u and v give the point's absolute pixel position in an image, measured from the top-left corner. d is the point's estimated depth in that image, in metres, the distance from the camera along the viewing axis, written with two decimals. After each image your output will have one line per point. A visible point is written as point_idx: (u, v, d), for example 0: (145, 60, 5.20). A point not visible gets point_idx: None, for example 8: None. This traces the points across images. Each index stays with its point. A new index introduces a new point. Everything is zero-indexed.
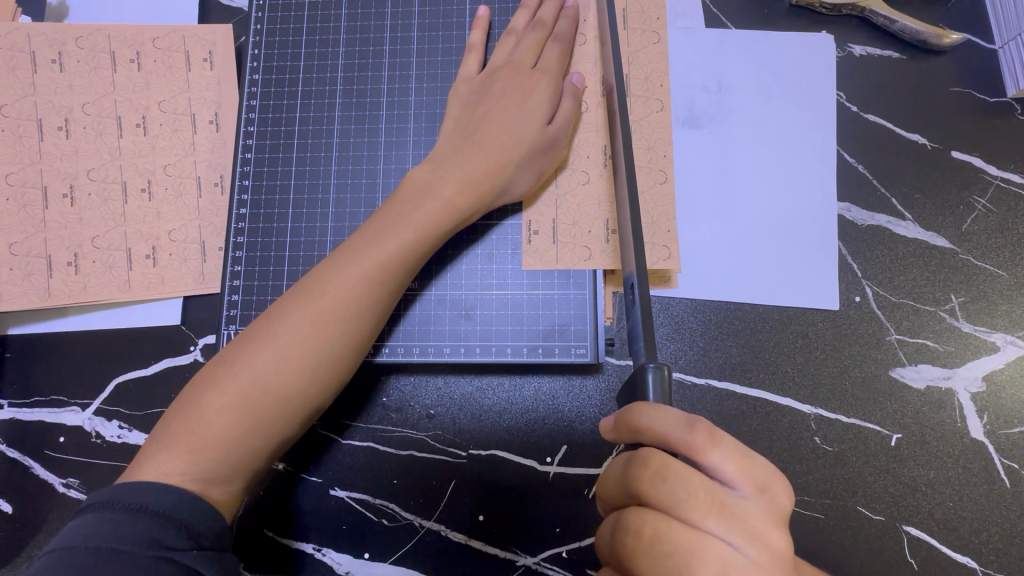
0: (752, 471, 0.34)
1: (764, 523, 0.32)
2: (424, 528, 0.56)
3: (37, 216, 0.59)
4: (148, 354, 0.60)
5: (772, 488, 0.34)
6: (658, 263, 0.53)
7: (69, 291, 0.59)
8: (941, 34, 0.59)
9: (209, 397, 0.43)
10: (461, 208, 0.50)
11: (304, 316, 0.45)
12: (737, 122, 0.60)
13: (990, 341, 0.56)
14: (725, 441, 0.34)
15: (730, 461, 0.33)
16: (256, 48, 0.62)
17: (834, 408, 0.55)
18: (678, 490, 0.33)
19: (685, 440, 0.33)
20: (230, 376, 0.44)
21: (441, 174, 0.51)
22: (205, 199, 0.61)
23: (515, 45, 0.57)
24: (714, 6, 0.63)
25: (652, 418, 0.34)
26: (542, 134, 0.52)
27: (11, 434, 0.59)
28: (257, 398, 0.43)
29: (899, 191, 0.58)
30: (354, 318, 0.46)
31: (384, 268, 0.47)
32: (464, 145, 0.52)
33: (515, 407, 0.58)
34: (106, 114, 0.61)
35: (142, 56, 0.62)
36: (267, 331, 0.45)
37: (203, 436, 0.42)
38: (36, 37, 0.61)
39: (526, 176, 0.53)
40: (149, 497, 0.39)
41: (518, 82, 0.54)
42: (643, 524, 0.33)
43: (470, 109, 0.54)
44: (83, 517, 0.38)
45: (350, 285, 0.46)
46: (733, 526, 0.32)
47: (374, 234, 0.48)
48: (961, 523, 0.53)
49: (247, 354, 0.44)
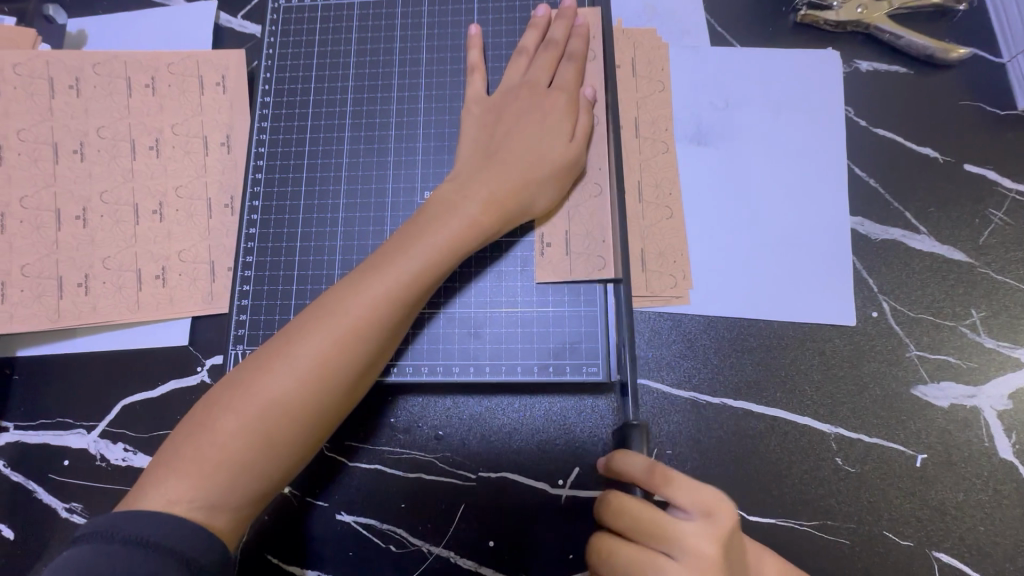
0: (701, 500, 0.42)
1: (704, 543, 0.41)
2: (432, 554, 0.54)
3: (50, 237, 0.59)
4: (155, 376, 0.59)
5: (720, 514, 0.42)
6: (665, 292, 0.56)
7: (79, 313, 0.59)
8: (949, 49, 0.59)
9: (224, 419, 0.43)
10: (481, 225, 0.50)
11: (325, 336, 0.45)
12: (745, 137, 0.60)
13: (1014, 357, 0.54)
14: (678, 479, 0.43)
15: (682, 493, 0.42)
16: (268, 71, 0.63)
17: (856, 426, 0.53)
18: (633, 521, 0.43)
19: (642, 477, 0.43)
20: (245, 398, 0.43)
21: (461, 192, 0.51)
22: (215, 219, 0.61)
23: (527, 66, 0.57)
24: (719, 26, 0.64)
25: (618, 462, 0.44)
26: (565, 152, 0.53)
27: (16, 456, 0.58)
28: (272, 418, 0.43)
29: (913, 205, 0.58)
30: (374, 338, 0.46)
31: (406, 287, 0.47)
32: (486, 166, 0.52)
33: (527, 428, 0.57)
34: (120, 138, 0.62)
35: (156, 81, 0.63)
36: (288, 350, 0.44)
37: (215, 460, 0.42)
38: (54, 63, 0.62)
39: (547, 192, 0.52)
40: (151, 529, 0.38)
41: (530, 99, 0.55)
42: (605, 545, 0.44)
43: (485, 130, 0.55)
44: (78, 548, 0.37)
45: (370, 305, 0.46)
46: (675, 547, 0.41)
47: (395, 253, 0.48)
48: (994, 548, 0.50)
49: (264, 374, 0.44)
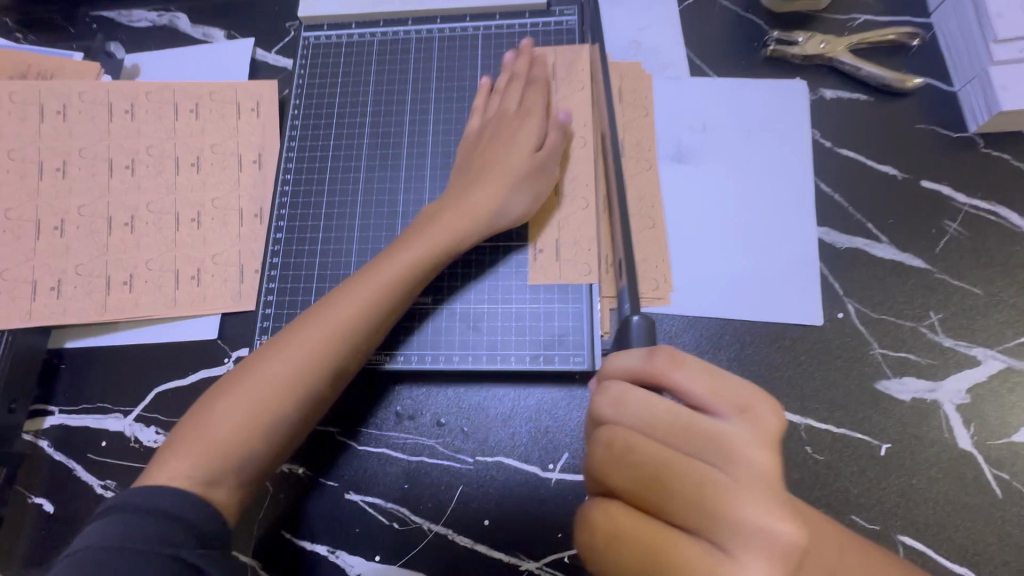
0: (726, 393, 0.35)
1: (742, 442, 0.34)
2: (432, 531, 0.59)
3: (101, 241, 0.67)
4: (187, 366, 0.66)
5: (755, 407, 0.35)
6: (647, 294, 0.62)
7: (123, 308, 0.66)
8: (903, 79, 0.66)
9: (223, 402, 0.48)
10: (457, 235, 0.56)
11: (313, 329, 0.51)
12: (720, 156, 0.67)
13: (970, 354, 0.58)
14: (689, 364, 0.36)
15: (697, 380, 0.36)
16: (297, 99, 0.72)
17: (824, 418, 0.58)
18: (640, 410, 0.36)
19: (648, 368, 0.37)
20: (242, 384, 0.49)
21: (440, 209, 0.58)
22: (246, 227, 0.69)
23: (500, 98, 0.65)
24: (698, 59, 0.72)
25: (616, 361, 0.39)
26: (530, 160, 0.59)
27: (59, 437, 0.64)
28: (267, 400, 0.48)
29: (874, 216, 0.63)
30: (357, 330, 0.52)
31: (386, 286, 0.54)
32: (463, 185, 0.59)
33: (521, 416, 0.62)
34: (166, 155, 0.70)
35: (200, 107, 0.72)
36: (280, 342, 0.51)
37: (213, 439, 0.47)
38: (113, 92, 0.72)
39: (517, 201, 0.58)
40: (156, 500, 0.43)
41: (502, 124, 0.62)
42: (614, 438, 0.36)
43: (465, 157, 0.63)
44: (98, 521, 0.42)
45: (354, 300, 0.53)
46: (705, 446, 0.34)
47: (380, 260, 0.55)
48: (955, 533, 0.54)
49: (260, 364, 0.50)
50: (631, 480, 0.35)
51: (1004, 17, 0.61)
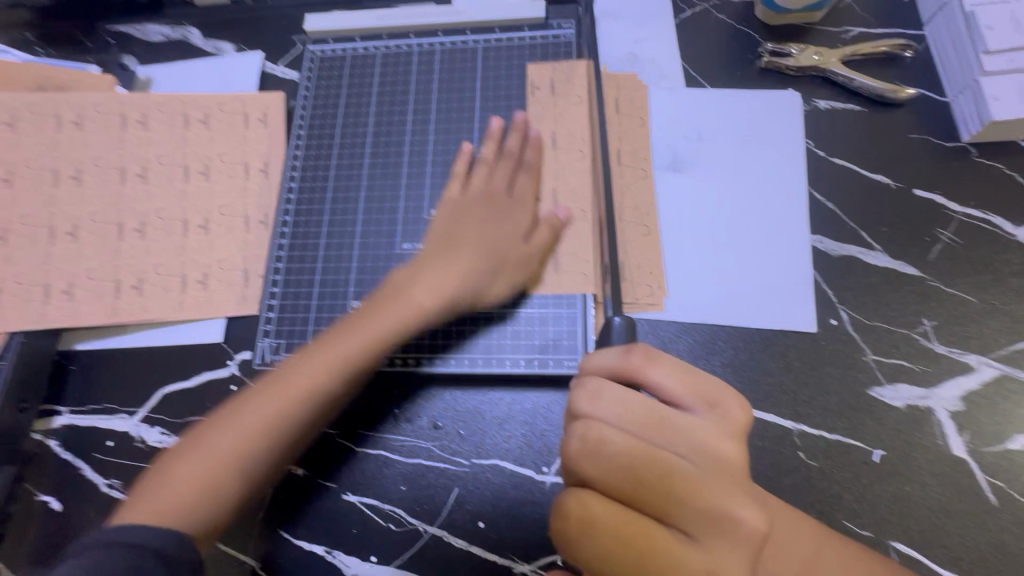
0: (698, 389, 0.40)
1: (711, 436, 0.38)
2: (428, 533, 0.59)
3: (112, 246, 0.69)
4: (192, 368, 0.67)
5: (723, 403, 0.40)
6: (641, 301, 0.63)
7: (131, 311, 0.67)
8: (896, 90, 0.67)
9: (181, 468, 0.50)
10: (426, 308, 0.57)
11: (271, 400, 0.52)
12: (715, 165, 0.68)
13: (964, 361, 0.59)
14: (664, 361, 0.41)
15: (669, 377, 0.40)
16: (303, 109, 0.74)
17: (818, 424, 0.58)
18: (615, 403, 0.40)
19: (626, 365, 0.41)
20: (200, 450, 0.51)
21: (413, 277, 0.59)
22: (252, 233, 0.70)
23: (488, 175, 0.65)
24: (693, 71, 0.73)
25: (596, 358, 0.43)
26: (518, 251, 0.62)
27: (67, 437, 0.66)
28: (244, 445, 0.51)
29: (867, 224, 0.64)
30: (314, 404, 0.53)
31: (346, 360, 0.54)
32: (440, 256, 0.60)
33: (516, 419, 0.63)
34: (175, 164, 0.73)
35: (209, 118, 0.75)
36: (241, 410, 0.52)
37: (166, 503, 0.49)
38: (127, 103, 0.74)
39: (496, 284, 0.61)
40: (126, 540, 0.45)
41: (489, 207, 0.64)
42: (590, 430, 0.39)
43: (448, 225, 0.63)
44: (79, 558, 0.44)
45: (313, 373, 0.53)
46: (677, 438, 0.38)
47: (346, 329, 0.56)
48: (949, 540, 0.54)
49: (219, 430, 0.52)
50: (606, 469, 0.38)
51: (994, 29, 0.62)
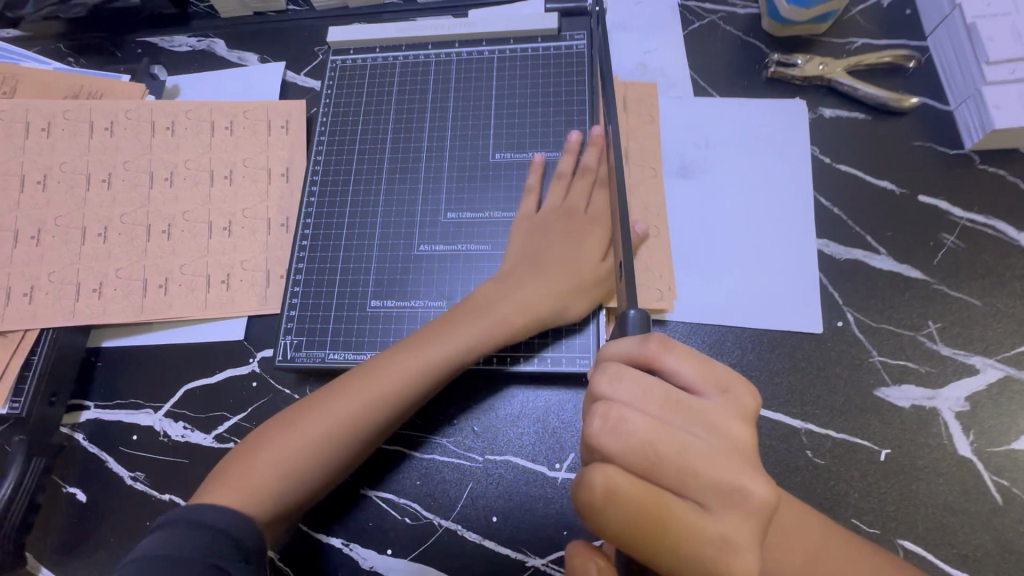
0: (712, 375, 0.41)
1: (723, 418, 0.40)
2: (442, 526, 0.61)
3: (140, 247, 0.72)
4: (214, 365, 0.70)
5: (735, 388, 0.41)
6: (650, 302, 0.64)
7: (157, 309, 0.70)
8: (900, 99, 0.69)
9: (269, 451, 0.53)
10: (510, 322, 0.59)
11: (359, 395, 0.55)
12: (723, 171, 0.70)
13: (968, 363, 0.60)
14: (679, 348, 0.41)
15: (684, 363, 0.41)
16: (325, 116, 0.77)
17: (826, 424, 0.59)
18: (633, 386, 0.41)
19: (642, 353, 0.41)
20: (290, 434, 0.54)
21: (499, 291, 0.61)
22: (273, 235, 0.73)
23: (567, 190, 0.67)
24: (701, 80, 0.75)
25: (614, 345, 0.43)
26: (597, 269, 0.62)
27: (93, 431, 0.68)
28: (330, 436, 0.54)
29: (872, 228, 0.66)
30: (396, 405, 0.56)
31: (433, 365, 0.57)
32: (524, 270, 0.62)
33: (529, 416, 0.64)
34: (201, 169, 0.76)
35: (234, 124, 0.78)
36: (330, 402, 0.55)
37: (253, 482, 0.51)
38: (156, 110, 0.78)
39: (578, 303, 0.61)
40: (206, 516, 0.48)
41: (571, 223, 0.64)
42: (609, 411, 0.40)
43: (529, 240, 0.64)
44: (155, 533, 0.47)
45: (402, 376, 0.56)
46: (692, 419, 0.40)
47: (435, 334, 0.59)
48: (954, 537, 0.54)
49: (307, 418, 0.54)
50: (624, 450, 0.39)
51: (995, 40, 0.64)
